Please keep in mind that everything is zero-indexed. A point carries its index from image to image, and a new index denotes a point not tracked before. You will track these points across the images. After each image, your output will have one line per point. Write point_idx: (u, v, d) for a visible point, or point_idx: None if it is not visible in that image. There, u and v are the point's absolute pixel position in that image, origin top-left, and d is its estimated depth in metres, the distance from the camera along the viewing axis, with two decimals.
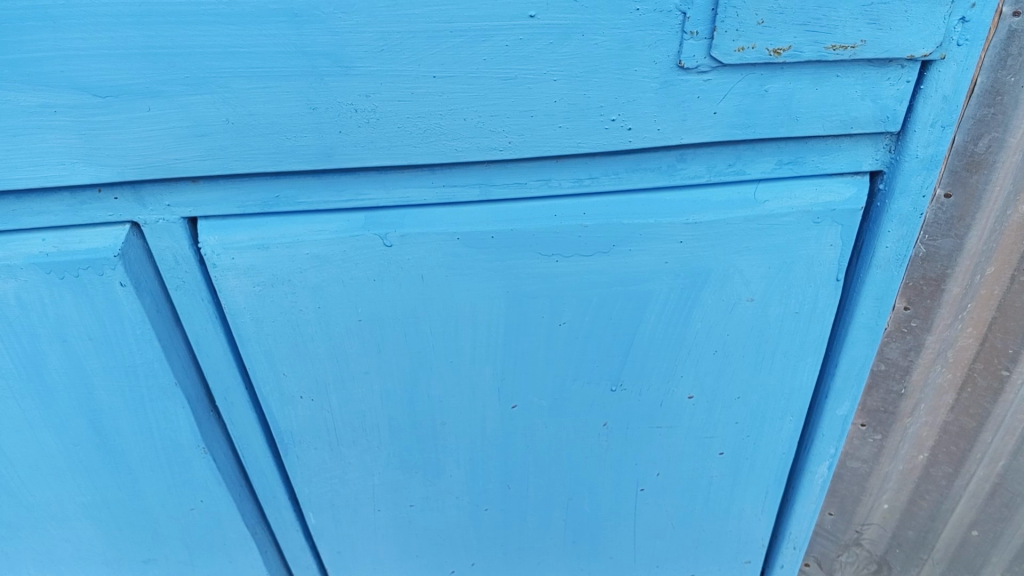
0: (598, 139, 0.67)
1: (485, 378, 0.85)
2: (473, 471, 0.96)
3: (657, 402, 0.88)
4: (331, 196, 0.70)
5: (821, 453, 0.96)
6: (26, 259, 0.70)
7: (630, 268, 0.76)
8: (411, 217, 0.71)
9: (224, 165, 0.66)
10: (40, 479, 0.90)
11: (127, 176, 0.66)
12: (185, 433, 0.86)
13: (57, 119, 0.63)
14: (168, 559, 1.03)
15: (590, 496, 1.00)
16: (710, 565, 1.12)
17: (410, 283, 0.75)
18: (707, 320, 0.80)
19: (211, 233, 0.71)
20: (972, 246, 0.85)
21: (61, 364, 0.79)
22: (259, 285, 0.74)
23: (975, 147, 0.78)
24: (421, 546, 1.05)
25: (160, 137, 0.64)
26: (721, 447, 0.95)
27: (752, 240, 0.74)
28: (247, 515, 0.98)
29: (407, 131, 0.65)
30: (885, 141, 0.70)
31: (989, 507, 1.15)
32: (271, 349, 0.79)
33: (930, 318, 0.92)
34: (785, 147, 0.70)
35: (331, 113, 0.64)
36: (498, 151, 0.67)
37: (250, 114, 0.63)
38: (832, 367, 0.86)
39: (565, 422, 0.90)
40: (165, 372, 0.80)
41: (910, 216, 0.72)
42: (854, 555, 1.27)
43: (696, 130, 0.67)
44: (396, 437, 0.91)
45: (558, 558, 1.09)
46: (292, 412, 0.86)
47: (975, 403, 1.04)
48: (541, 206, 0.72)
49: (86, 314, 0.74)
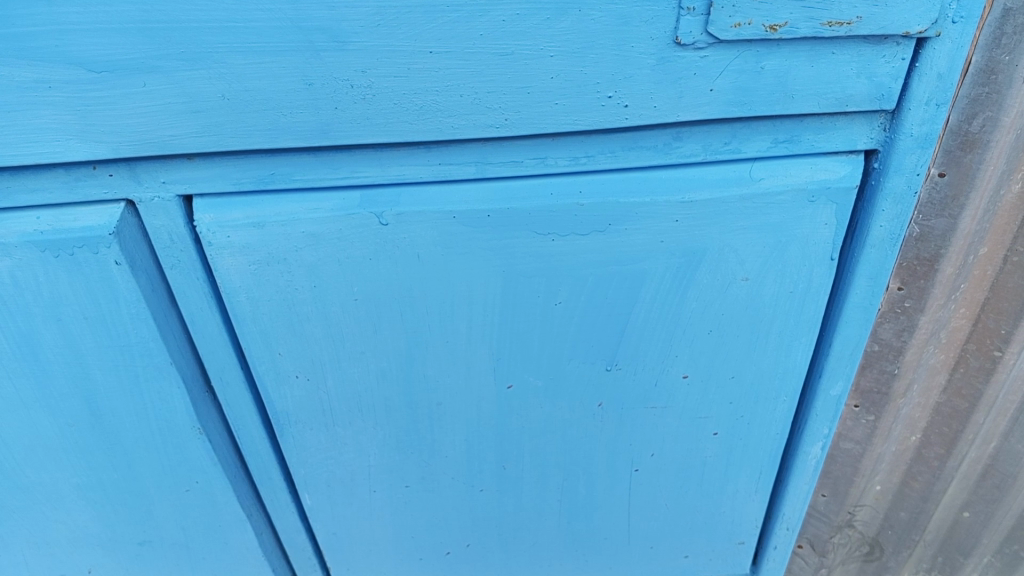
0: (594, 116, 0.67)
1: (481, 358, 0.85)
2: (468, 451, 0.96)
3: (652, 381, 0.89)
4: (328, 173, 0.70)
5: (815, 433, 0.96)
6: (21, 238, 0.70)
7: (627, 248, 0.76)
8: (407, 195, 0.71)
9: (219, 141, 0.66)
10: (36, 460, 0.90)
11: (122, 153, 0.66)
12: (181, 413, 0.86)
13: (51, 95, 0.63)
14: (164, 541, 1.03)
15: (584, 476, 1.01)
16: (703, 545, 1.13)
17: (407, 263, 0.75)
18: (702, 300, 0.81)
19: (206, 212, 0.70)
20: (966, 225, 0.86)
21: (56, 344, 0.79)
22: (255, 264, 0.74)
23: (969, 127, 0.79)
24: (416, 526, 1.05)
25: (155, 113, 0.64)
26: (715, 427, 0.95)
27: (747, 219, 0.74)
28: (243, 496, 0.98)
29: (403, 108, 0.65)
30: (880, 120, 0.70)
31: (980, 488, 1.16)
32: (267, 328, 0.79)
33: (923, 298, 0.92)
34: (781, 126, 0.70)
35: (326, 89, 0.64)
36: (494, 128, 0.67)
37: (246, 90, 0.63)
38: (826, 348, 0.87)
39: (561, 403, 0.91)
40: (161, 351, 0.80)
41: (904, 195, 0.73)
42: (847, 536, 1.27)
43: (693, 107, 0.67)
44: (392, 417, 0.91)
45: (552, 539, 1.10)
46: (287, 391, 0.86)
47: (967, 384, 1.05)
48: (537, 184, 0.72)
49: (81, 294, 0.74)
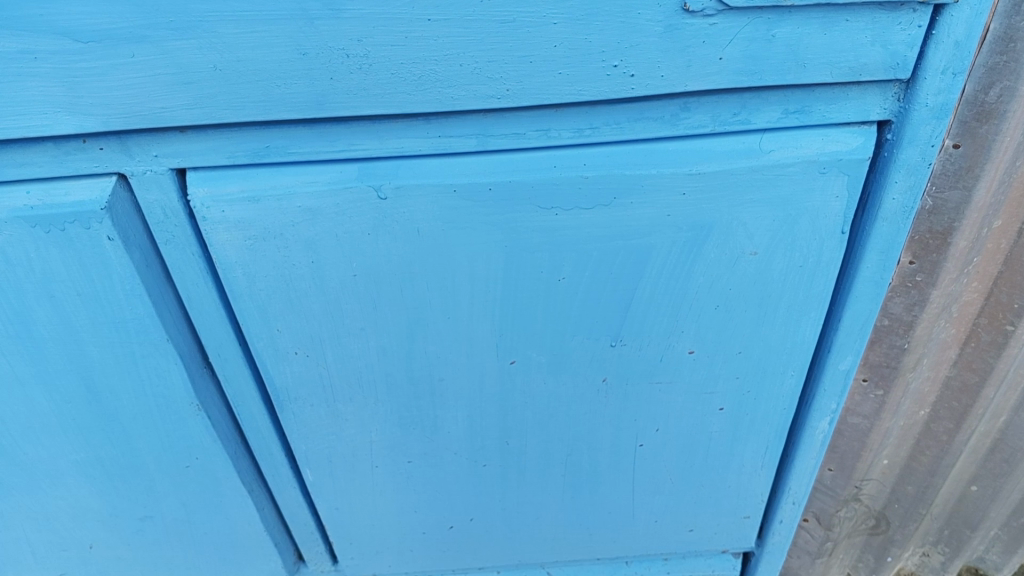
0: (599, 86, 0.65)
1: (483, 334, 0.84)
2: (471, 426, 0.95)
3: (657, 357, 0.87)
4: (325, 146, 0.68)
5: (823, 408, 0.94)
6: (11, 213, 0.68)
7: (631, 222, 0.74)
8: (406, 168, 0.70)
9: (212, 114, 0.64)
10: (33, 437, 0.89)
11: (112, 125, 0.65)
12: (178, 389, 0.85)
13: (38, 66, 0.61)
14: (164, 516, 1.02)
15: (588, 451, 1.00)
16: (707, 519, 1.12)
17: (407, 237, 0.73)
18: (709, 275, 0.79)
19: (199, 185, 0.69)
20: (981, 198, 0.83)
21: (49, 320, 0.77)
22: (251, 239, 0.72)
23: (985, 96, 0.76)
24: (419, 500, 1.05)
25: (146, 85, 0.62)
26: (720, 402, 0.94)
27: (756, 192, 0.72)
28: (243, 471, 0.97)
29: (402, 78, 0.63)
30: (894, 89, 0.67)
31: (988, 462, 1.21)
32: (264, 304, 0.78)
33: (935, 272, 0.90)
34: (792, 96, 0.68)
35: (321, 59, 0.62)
36: (495, 99, 0.65)
37: (239, 60, 0.61)
38: (835, 323, 0.85)
39: (565, 378, 0.90)
40: (157, 329, 0.78)
41: (918, 167, 0.70)
42: (853, 510, 1.25)
43: (701, 77, 0.65)
44: (394, 393, 0.90)
45: (556, 514, 1.09)
46: (287, 367, 0.85)
47: (978, 358, 1.05)
48: (540, 157, 0.70)
49: (74, 269, 0.73)
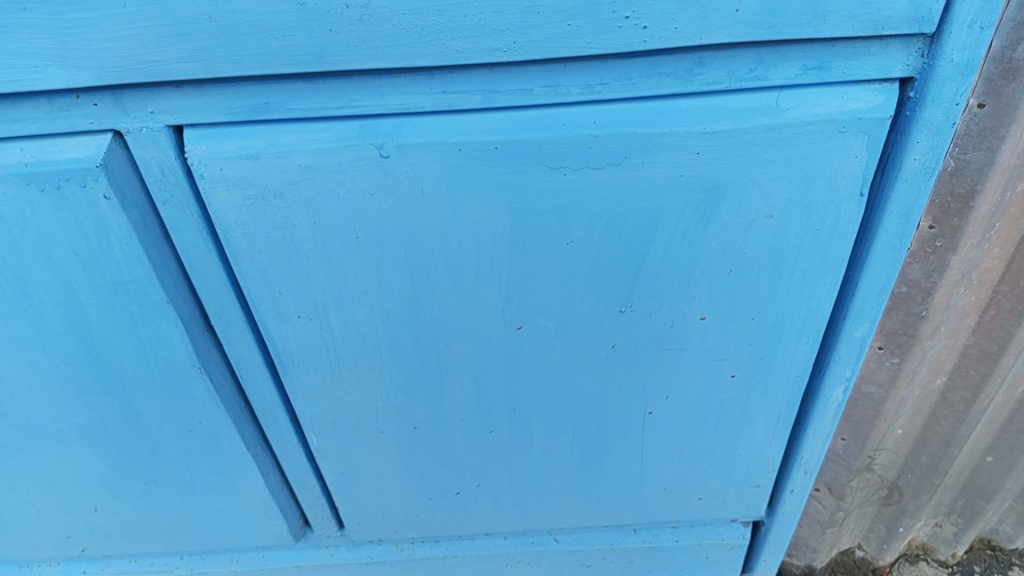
0: (609, 40, 0.62)
1: (490, 298, 0.82)
2: (478, 392, 0.94)
3: (668, 322, 0.85)
4: (325, 102, 0.66)
5: (837, 375, 0.92)
6: (5, 170, 0.67)
7: (642, 183, 0.71)
8: (409, 126, 0.67)
9: (208, 68, 0.62)
10: (35, 399, 0.88)
11: (106, 80, 0.62)
12: (179, 352, 0.84)
13: (28, 17, 0.59)
14: (169, 480, 1.02)
15: (597, 419, 0.98)
16: (718, 488, 1.11)
17: (411, 197, 0.71)
18: (722, 238, 0.77)
19: (197, 143, 0.67)
20: (1005, 159, 0.81)
21: (47, 281, 0.76)
22: (251, 198, 0.70)
23: (1013, 53, 0.73)
24: (425, 466, 1.04)
25: (139, 37, 0.60)
26: (732, 369, 0.92)
27: (772, 151, 0.69)
28: (247, 436, 0.96)
29: (404, 30, 0.61)
30: (918, 44, 0.64)
31: (1005, 433, 1.20)
32: (265, 266, 0.76)
33: (956, 237, 0.88)
34: (812, 51, 0.65)
35: (319, 10, 0.59)
36: (501, 52, 0.62)
37: (234, 11, 0.59)
38: (851, 288, 0.82)
39: (573, 344, 0.88)
40: (156, 291, 0.77)
41: (941, 126, 0.68)
42: (866, 480, 1.24)
43: (716, 29, 0.62)
44: (399, 358, 0.88)
45: (563, 481, 1.08)
46: (290, 331, 0.83)
47: (998, 326, 1.03)
48: (548, 114, 0.67)
49: (70, 229, 0.71)
